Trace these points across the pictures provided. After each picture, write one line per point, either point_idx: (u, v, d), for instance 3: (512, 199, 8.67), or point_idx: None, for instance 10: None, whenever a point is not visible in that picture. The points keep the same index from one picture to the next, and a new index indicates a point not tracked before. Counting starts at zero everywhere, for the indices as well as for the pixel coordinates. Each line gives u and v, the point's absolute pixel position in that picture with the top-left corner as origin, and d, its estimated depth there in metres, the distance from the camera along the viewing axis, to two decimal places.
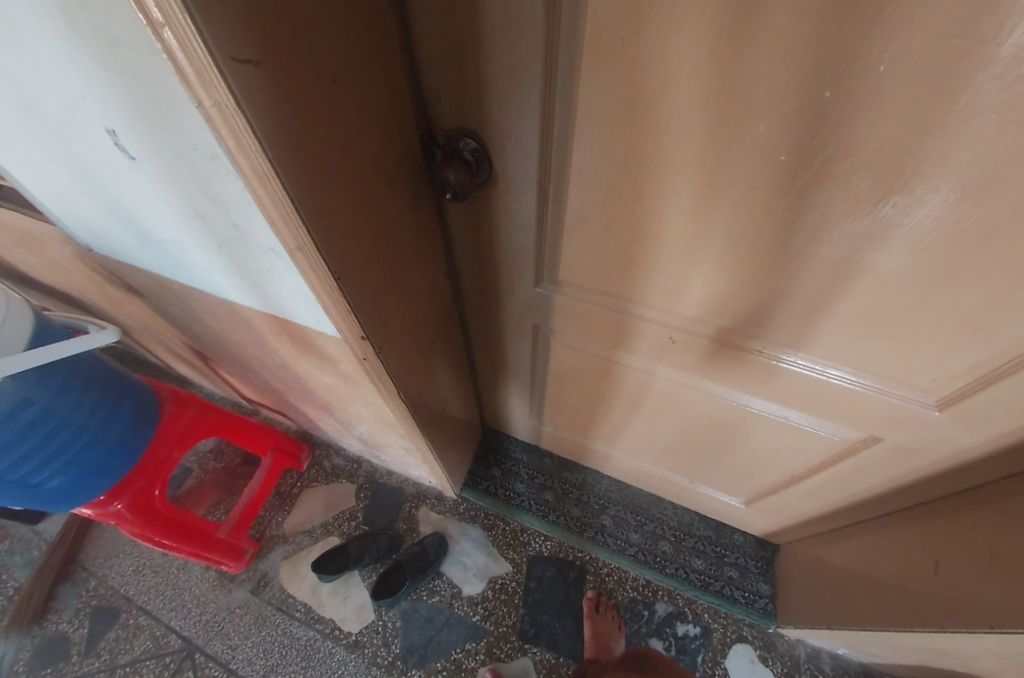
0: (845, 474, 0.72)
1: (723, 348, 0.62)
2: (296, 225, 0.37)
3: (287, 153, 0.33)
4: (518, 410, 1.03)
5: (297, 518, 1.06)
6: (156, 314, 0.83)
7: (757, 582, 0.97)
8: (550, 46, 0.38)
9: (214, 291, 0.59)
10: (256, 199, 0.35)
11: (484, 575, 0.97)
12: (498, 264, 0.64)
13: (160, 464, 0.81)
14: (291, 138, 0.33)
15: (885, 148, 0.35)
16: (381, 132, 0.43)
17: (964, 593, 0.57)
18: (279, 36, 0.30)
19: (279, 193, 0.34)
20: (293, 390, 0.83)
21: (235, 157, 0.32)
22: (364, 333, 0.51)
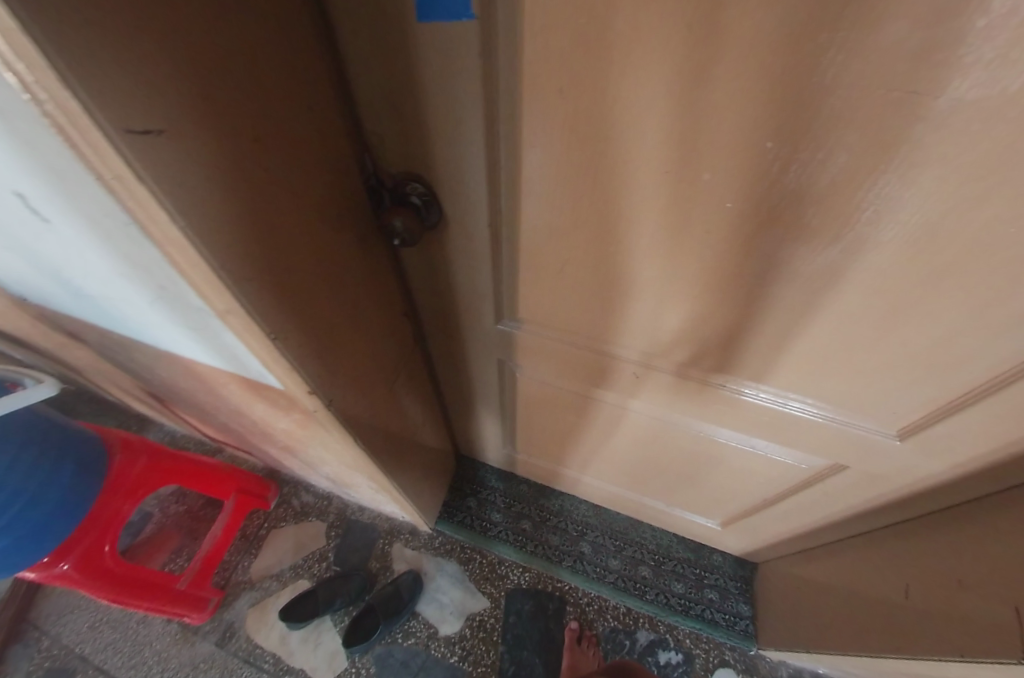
0: (815, 498, 0.72)
1: (686, 381, 0.61)
2: (222, 290, 0.34)
3: (204, 217, 0.31)
4: (491, 439, 1.01)
5: (264, 562, 1.01)
6: (102, 359, 0.78)
7: (737, 603, 0.97)
8: (490, 94, 0.37)
9: (155, 343, 0.55)
10: (174, 266, 0.33)
11: (461, 613, 0.94)
12: (458, 302, 0.63)
13: (110, 518, 0.75)
14: (207, 201, 0.31)
15: (827, 197, 0.35)
16: (319, 183, 0.41)
17: (933, 620, 0.57)
18: (189, 100, 0.28)
19: (199, 259, 0.32)
20: (252, 433, 0.79)
21: (145, 224, 0.30)
22: (313, 386, 0.49)
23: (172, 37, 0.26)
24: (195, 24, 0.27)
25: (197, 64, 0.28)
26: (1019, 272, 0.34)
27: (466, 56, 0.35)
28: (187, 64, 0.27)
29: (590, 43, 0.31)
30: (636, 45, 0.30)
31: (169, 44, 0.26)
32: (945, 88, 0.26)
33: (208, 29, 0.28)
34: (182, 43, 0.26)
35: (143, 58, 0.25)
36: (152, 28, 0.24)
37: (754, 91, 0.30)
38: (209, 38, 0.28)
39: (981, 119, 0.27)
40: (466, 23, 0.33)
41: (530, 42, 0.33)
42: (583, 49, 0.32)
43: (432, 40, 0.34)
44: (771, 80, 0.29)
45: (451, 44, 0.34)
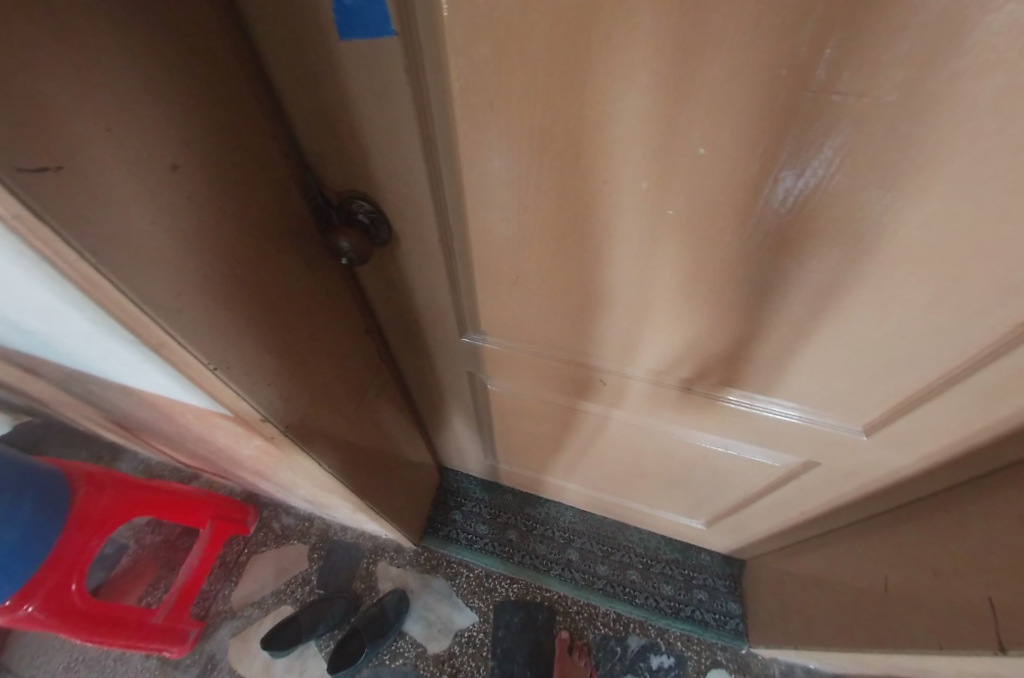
0: (792, 494, 0.71)
1: (654, 385, 0.61)
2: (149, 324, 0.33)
3: (119, 252, 0.29)
4: (472, 451, 0.99)
5: (246, 589, 0.99)
6: (62, 391, 0.76)
7: (727, 602, 0.96)
8: (423, 109, 0.36)
9: (105, 374, 0.53)
10: (94, 302, 0.31)
11: (449, 630, 0.93)
12: (420, 317, 0.62)
13: (77, 554, 0.71)
14: (122, 237, 0.29)
15: (771, 204, 0.34)
16: (256, 206, 0.40)
17: (913, 612, 0.57)
18: (94, 133, 0.27)
19: (118, 296, 0.30)
20: (221, 459, 0.77)
21: (55, 261, 0.28)
22: (267, 414, 0.47)
23: (69, 67, 0.25)
24: (96, 53, 0.26)
25: (98, 93, 0.26)
26: (963, 267, 0.34)
27: (393, 72, 0.34)
28: (86, 94, 0.26)
29: (516, 55, 0.30)
30: (563, 55, 0.30)
31: (67, 75, 0.25)
32: (866, 88, 0.26)
33: (113, 55, 0.27)
34: (81, 74, 0.25)
35: (34, 91, 0.23)
36: (43, 61, 0.23)
37: (683, 97, 0.30)
38: (115, 66, 0.27)
39: (906, 114, 0.26)
40: (389, 39, 0.32)
41: (456, 54, 0.32)
42: (509, 60, 0.31)
43: (358, 57, 0.34)
44: (698, 86, 0.29)
45: (377, 60, 0.33)
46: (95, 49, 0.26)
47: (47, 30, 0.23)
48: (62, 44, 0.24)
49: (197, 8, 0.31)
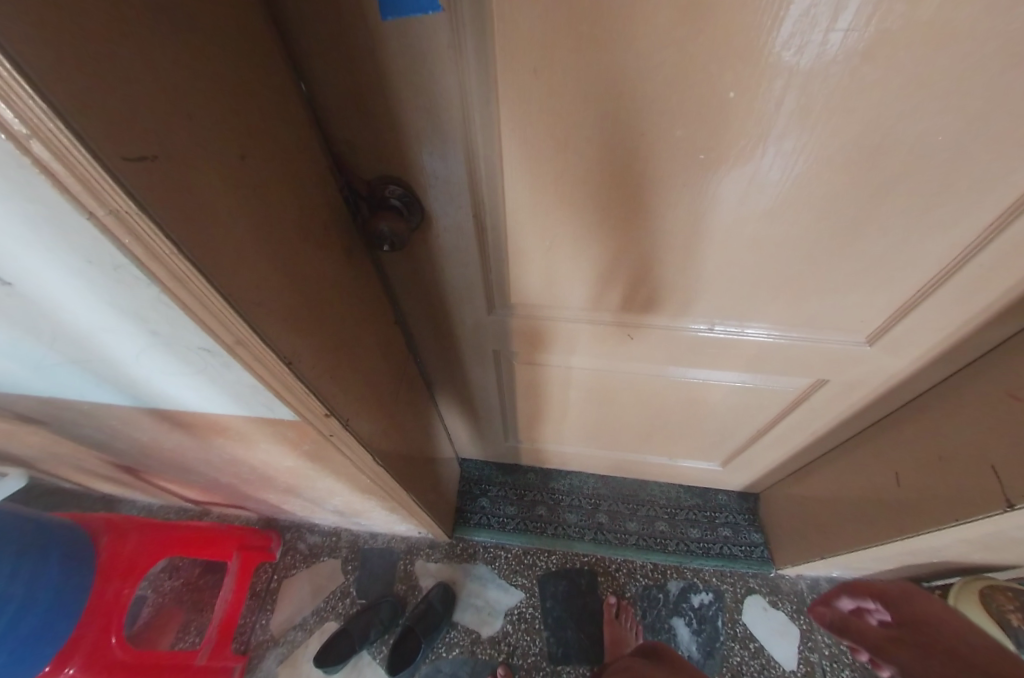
0: (802, 418, 0.78)
1: (675, 334, 0.65)
2: (230, 320, 0.33)
3: (202, 244, 0.29)
4: (493, 435, 1.01)
5: (284, 614, 0.96)
6: (61, 439, 0.71)
7: (749, 533, 1.03)
8: (463, 82, 0.38)
9: (138, 402, 0.51)
10: (175, 306, 0.31)
11: (499, 611, 0.94)
12: (446, 301, 0.63)
13: (112, 606, 0.68)
14: (202, 229, 0.29)
15: (788, 135, 0.39)
16: (299, 198, 0.40)
17: (923, 495, 0.64)
18: (173, 123, 0.26)
19: (205, 292, 0.30)
20: (248, 481, 0.75)
21: (143, 264, 0.27)
22: (328, 408, 0.47)
23: (146, 57, 0.24)
24: (165, 41, 0.26)
25: (178, 82, 0.27)
26: (948, 171, 0.40)
27: (434, 48, 0.35)
28: (169, 84, 0.26)
29: (561, 17, 0.33)
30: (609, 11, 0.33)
31: (146, 64, 0.24)
32: (874, 21, 0.31)
33: (177, 44, 0.26)
34: (156, 64, 0.25)
35: (122, 83, 0.23)
36: (125, 49, 0.23)
37: (716, 44, 0.34)
38: (179, 55, 0.27)
39: (902, 42, 0.32)
40: (434, 15, 0.33)
41: (501, 26, 0.34)
42: (555, 25, 0.34)
43: (399, 35, 0.35)
44: (730, 30, 0.33)
45: (421, 38, 0.35)
46: (163, 37, 0.25)
47: (127, 19, 0.23)
48: (136, 34, 0.24)
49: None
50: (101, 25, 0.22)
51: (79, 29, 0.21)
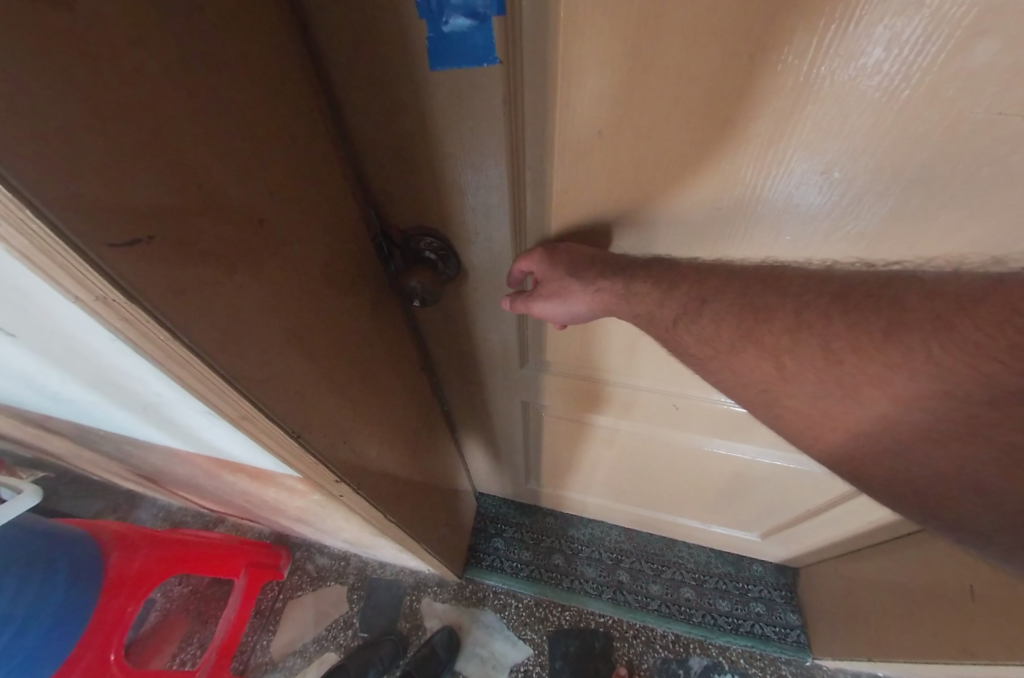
0: (862, 505, 0.70)
1: (725, 409, 0.58)
2: (234, 398, 0.30)
3: (208, 325, 0.26)
4: (513, 475, 0.96)
5: (285, 638, 0.94)
6: (84, 448, 0.70)
7: (786, 613, 0.93)
8: (514, 137, 0.33)
9: (149, 438, 0.49)
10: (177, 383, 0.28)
11: (504, 666, 0.89)
12: (478, 348, 0.59)
13: (113, 626, 0.67)
14: (209, 306, 0.26)
15: (894, 216, 0.33)
16: (326, 251, 0.37)
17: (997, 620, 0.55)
18: (181, 194, 0.23)
19: (206, 373, 0.27)
20: (260, 507, 0.73)
21: (138, 348, 0.24)
22: (338, 473, 0.44)
23: (153, 126, 0.21)
24: (182, 106, 0.23)
25: (194, 149, 0.24)
26: None
27: (486, 101, 0.31)
28: (183, 152, 0.23)
29: (638, 73, 0.28)
30: (691, 70, 0.28)
31: (155, 133, 0.21)
32: None
33: (197, 106, 0.23)
34: (168, 132, 0.22)
35: (123, 159, 0.20)
36: (127, 122, 0.20)
37: (827, 113, 0.28)
38: (194, 116, 0.23)
39: None
40: (489, 68, 0.29)
41: (566, 85, 0.30)
42: (627, 85, 0.29)
43: (447, 87, 0.30)
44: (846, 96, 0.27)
45: (473, 93, 0.30)
46: (181, 103, 0.22)
47: (137, 87, 0.20)
48: (145, 98, 0.21)
49: (278, 52, 0.28)
50: (105, 94, 0.19)
51: (74, 105, 0.18)
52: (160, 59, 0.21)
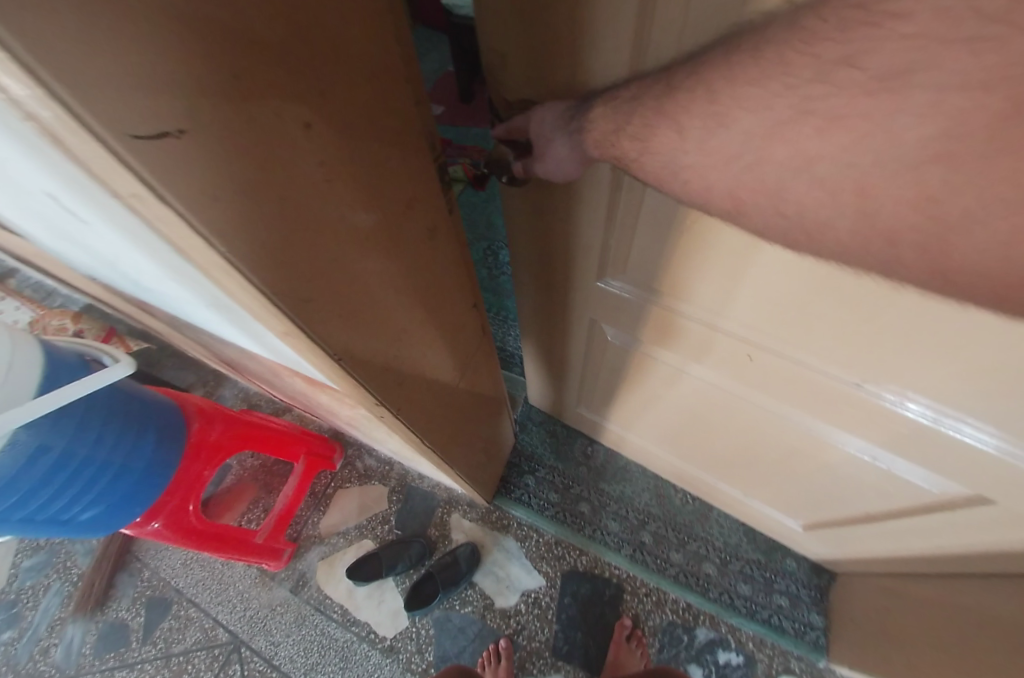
0: (933, 525, 0.62)
1: (812, 373, 0.52)
2: (268, 310, 0.30)
3: (241, 237, 0.25)
4: (565, 398, 0.98)
5: (332, 519, 1.07)
6: (173, 329, 0.78)
7: (809, 612, 0.90)
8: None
9: (217, 332, 0.52)
10: (217, 284, 0.28)
11: (517, 589, 0.96)
12: (569, 245, 0.57)
13: (192, 482, 0.79)
14: (245, 216, 0.25)
15: None
16: (378, 161, 0.35)
17: None
18: (221, 82, 0.21)
19: (239, 282, 0.27)
20: (317, 407, 0.79)
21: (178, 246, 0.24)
22: (372, 392, 0.46)
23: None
24: None
25: (252, 26, 0.21)
26: None
27: None
28: (232, 34, 0.21)
29: None
30: None
31: (204, 5, 0.19)
32: None
33: None
34: (215, 4, 0.19)
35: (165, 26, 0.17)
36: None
37: None
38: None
39: None
40: None
41: None
42: None
43: None
44: None
45: None
46: None
47: None
48: None
49: None
50: None
51: None
52: None
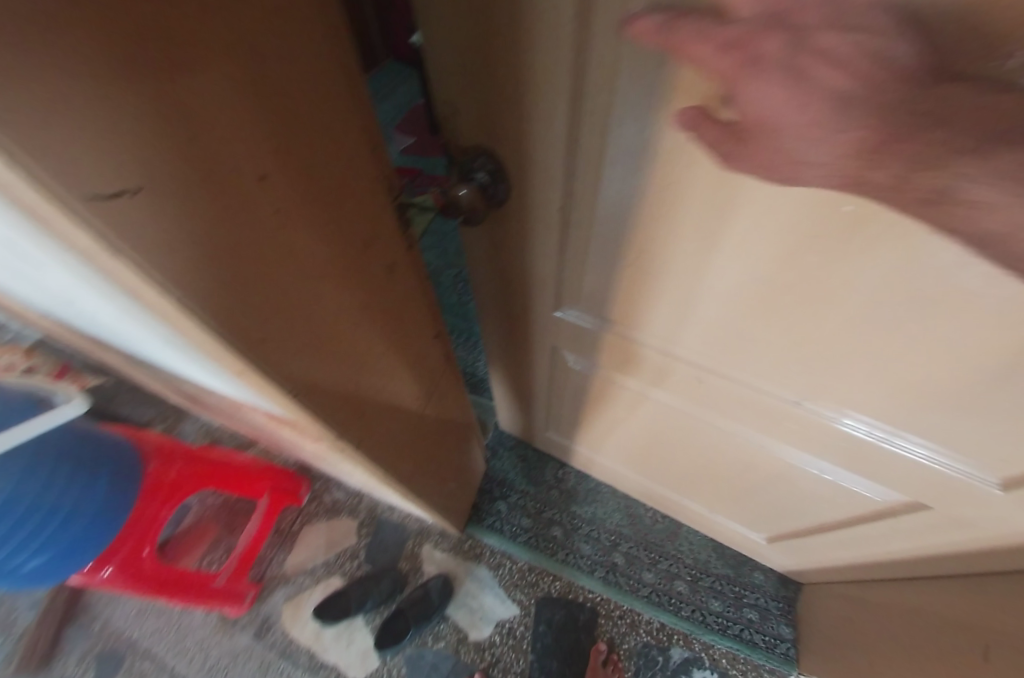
0: (878, 530, 0.66)
1: (757, 394, 0.55)
2: (218, 343, 0.31)
3: (190, 277, 0.27)
4: (535, 422, 0.99)
5: (299, 557, 1.03)
6: (130, 366, 0.76)
7: (779, 625, 0.92)
8: (582, 49, 0.31)
9: (174, 368, 0.52)
10: (169, 321, 0.29)
11: (491, 620, 0.94)
12: (526, 276, 0.60)
13: (148, 524, 0.76)
14: (195, 259, 0.27)
15: None
16: (337, 208, 0.37)
17: None
18: (172, 145, 0.23)
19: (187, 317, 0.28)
20: (280, 441, 0.78)
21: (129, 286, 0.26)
22: (329, 423, 0.47)
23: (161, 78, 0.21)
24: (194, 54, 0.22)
25: (209, 96, 0.23)
26: None
27: (550, 28, 0.30)
28: (188, 105, 0.22)
29: None
30: None
31: (163, 83, 0.21)
32: None
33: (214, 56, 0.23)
34: (174, 81, 0.21)
35: (121, 103, 0.19)
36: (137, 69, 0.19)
37: None
38: (195, 39, 0.21)
39: None
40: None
41: None
42: None
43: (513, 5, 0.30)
44: None
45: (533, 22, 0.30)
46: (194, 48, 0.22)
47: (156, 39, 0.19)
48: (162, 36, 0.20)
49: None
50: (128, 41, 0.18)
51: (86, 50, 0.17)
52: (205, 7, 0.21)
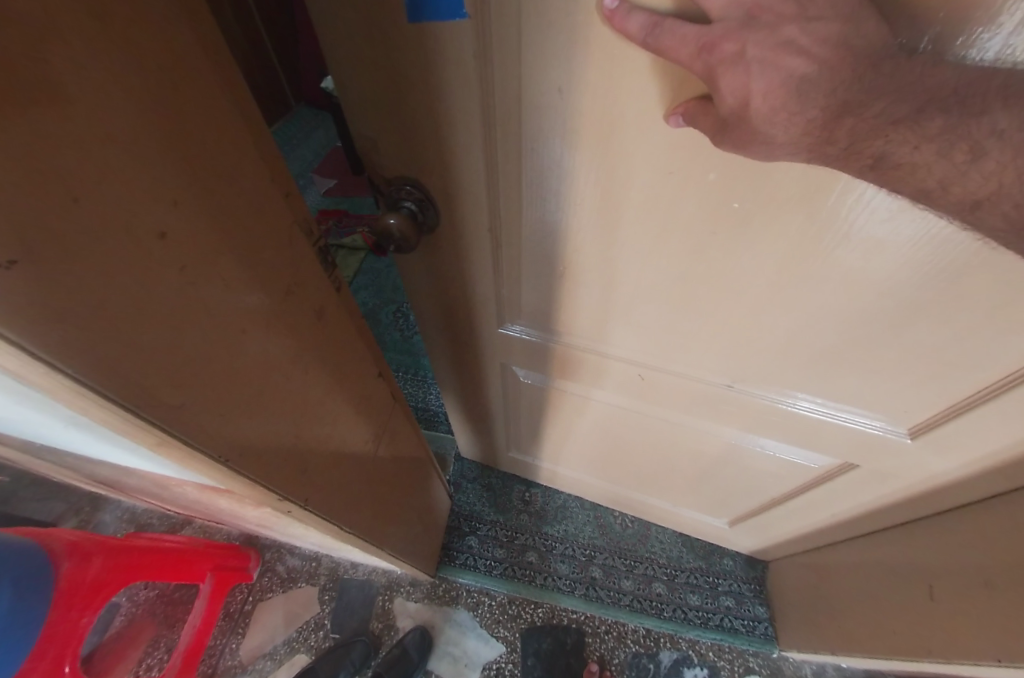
0: (820, 497, 0.71)
1: (692, 384, 0.59)
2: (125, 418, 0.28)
3: (86, 350, 0.25)
4: (496, 444, 0.99)
5: (255, 641, 0.93)
6: (29, 456, 0.67)
7: (754, 606, 0.95)
8: (485, 83, 0.33)
9: (78, 450, 0.47)
10: (64, 401, 0.26)
11: (476, 664, 0.90)
12: (464, 301, 0.60)
13: (67, 637, 0.65)
14: (89, 330, 0.25)
15: (842, 194, 0.31)
16: (253, 255, 0.35)
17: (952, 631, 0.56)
18: (53, 210, 0.21)
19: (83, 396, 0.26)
20: (218, 513, 0.71)
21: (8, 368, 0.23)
22: (268, 482, 0.43)
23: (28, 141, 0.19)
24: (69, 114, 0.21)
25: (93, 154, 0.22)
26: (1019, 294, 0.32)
27: (454, 61, 0.32)
28: (68, 166, 0.21)
29: None
30: None
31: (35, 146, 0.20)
32: None
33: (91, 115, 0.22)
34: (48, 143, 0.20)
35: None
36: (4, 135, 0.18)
37: None
38: (68, 98, 0.20)
39: None
40: (460, 23, 0.29)
41: (529, 44, 0.29)
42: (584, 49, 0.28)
43: (416, 41, 0.32)
44: None
45: (436, 56, 0.32)
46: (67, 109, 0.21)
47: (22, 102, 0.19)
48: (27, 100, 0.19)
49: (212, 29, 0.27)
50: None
51: None
52: (82, 62, 0.21)
